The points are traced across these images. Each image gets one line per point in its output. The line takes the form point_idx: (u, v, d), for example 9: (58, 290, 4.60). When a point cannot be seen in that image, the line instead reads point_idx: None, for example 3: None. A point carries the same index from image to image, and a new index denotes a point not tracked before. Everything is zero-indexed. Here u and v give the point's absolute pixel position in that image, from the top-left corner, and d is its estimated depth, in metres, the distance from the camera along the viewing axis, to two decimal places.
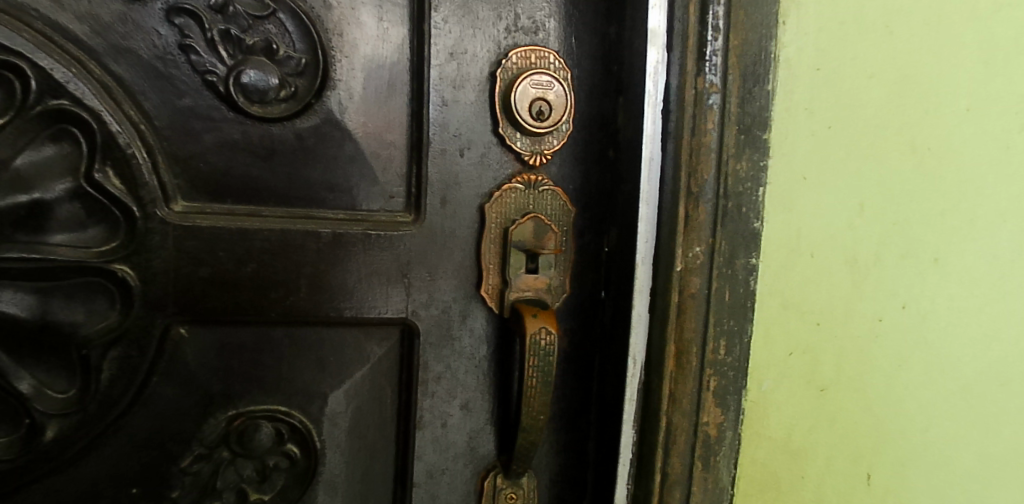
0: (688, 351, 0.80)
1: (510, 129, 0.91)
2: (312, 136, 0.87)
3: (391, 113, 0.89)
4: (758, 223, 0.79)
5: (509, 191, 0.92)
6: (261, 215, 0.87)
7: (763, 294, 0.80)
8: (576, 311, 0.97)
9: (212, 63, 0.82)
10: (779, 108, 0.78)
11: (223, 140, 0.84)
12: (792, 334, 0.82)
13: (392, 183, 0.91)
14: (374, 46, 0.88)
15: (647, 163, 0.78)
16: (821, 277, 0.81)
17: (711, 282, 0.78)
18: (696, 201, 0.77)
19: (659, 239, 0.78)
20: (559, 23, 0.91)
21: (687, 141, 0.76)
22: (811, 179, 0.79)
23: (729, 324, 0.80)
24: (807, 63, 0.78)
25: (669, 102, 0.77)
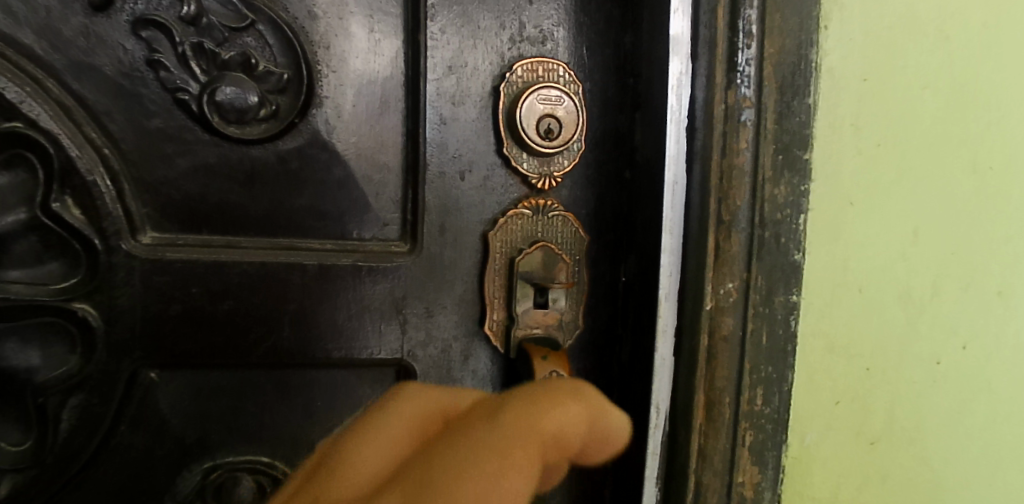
0: (719, 402, 0.68)
1: (515, 149, 0.82)
2: (296, 159, 0.79)
3: (384, 132, 0.81)
4: (799, 254, 0.67)
5: (515, 217, 0.82)
6: (238, 246, 0.78)
7: (806, 335, 0.68)
8: (591, 350, 0.86)
9: (184, 79, 0.74)
10: (822, 125, 0.66)
11: (197, 164, 0.76)
12: (839, 381, 0.70)
13: (385, 209, 0.82)
14: (365, 59, 0.79)
15: (669, 187, 0.66)
16: (870, 316, 0.69)
17: (746, 323, 0.67)
18: (728, 231, 0.65)
19: (686, 275, 0.67)
20: (569, 31, 0.83)
21: (718, 162, 0.65)
22: (860, 205, 0.68)
23: (766, 372, 0.68)
24: (853, 73, 0.66)
25: (695, 118, 0.65)
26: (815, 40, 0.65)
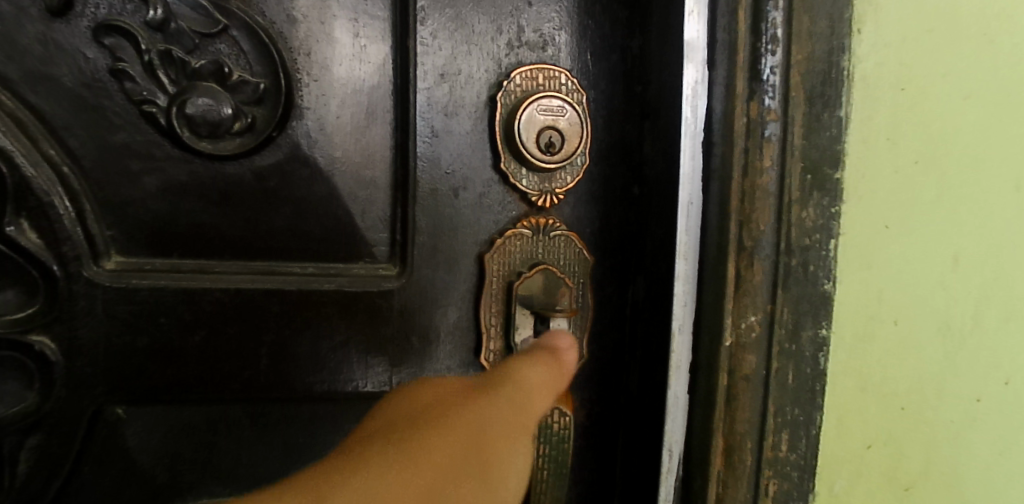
0: (740, 447, 0.61)
1: (513, 164, 0.75)
2: (275, 176, 0.72)
3: (371, 146, 0.74)
4: (829, 284, 0.60)
5: (514, 237, 0.76)
6: (212, 271, 0.72)
7: (836, 374, 0.62)
8: (597, 382, 0.79)
9: (151, 90, 0.68)
10: (854, 140, 0.59)
11: (166, 182, 0.70)
12: (870, 422, 0.63)
13: (373, 229, 0.75)
14: (350, 66, 0.73)
15: (683, 207, 0.60)
16: (906, 350, 0.63)
17: (770, 361, 0.60)
18: (750, 259, 0.59)
19: (702, 306, 0.61)
20: (572, 36, 0.76)
21: (739, 182, 0.58)
22: (896, 228, 0.61)
23: (792, 414, 0.61)
24: (887, 82, 0.60)
25: (712, 131, 0.59)
26: (846, 46, 0.59)
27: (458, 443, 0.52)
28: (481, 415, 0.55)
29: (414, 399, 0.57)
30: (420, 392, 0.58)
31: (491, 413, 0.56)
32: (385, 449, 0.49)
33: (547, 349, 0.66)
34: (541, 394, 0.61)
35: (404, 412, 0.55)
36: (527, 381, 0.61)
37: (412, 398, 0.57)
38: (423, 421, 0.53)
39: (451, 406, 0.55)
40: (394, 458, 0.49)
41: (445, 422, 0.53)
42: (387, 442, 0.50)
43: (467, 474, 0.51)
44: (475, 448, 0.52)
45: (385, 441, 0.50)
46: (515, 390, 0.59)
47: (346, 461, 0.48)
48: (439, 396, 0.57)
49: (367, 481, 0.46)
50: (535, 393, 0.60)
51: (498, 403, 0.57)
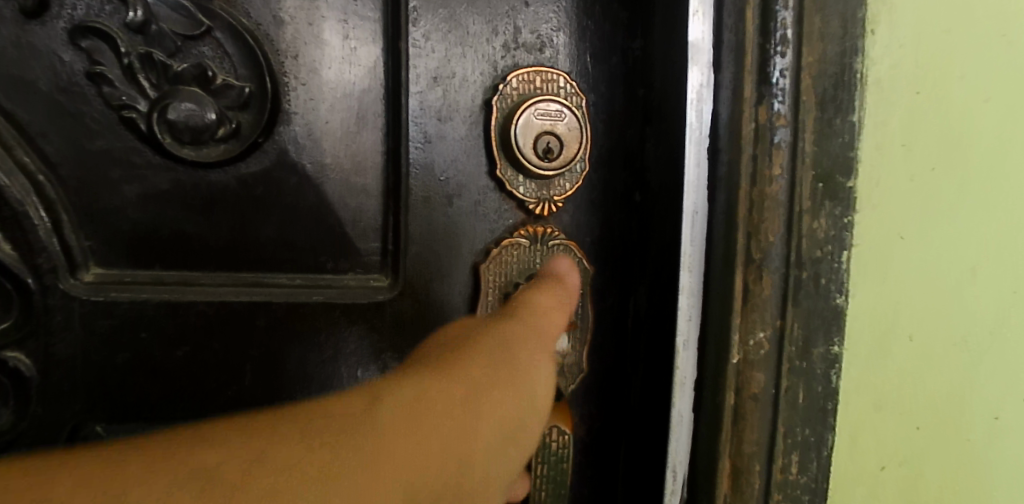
0: (748, 470, 0.58)
1: (509, 171, 0.72)
2: (261, 183, 0.69)
3: (361, 152, 0.71)
4: (842, 298, 0.57)
5: (510, 247, 0.72)
6: (194, 283, 0.68)
7: (848, 392, 0.59)
8: (597, 396, 0.76)
9: (131, 95, 0.65)
10: (867, 146, 0.56)
11: (147, 191, 0.67)
12: (884, 442, 0.60)
13: (364, 238, 0.72)
14: (339, 69, 0.70)
15: (688, 217, 0.58)
16: (921, 367, 0.60)
17: (779, 379, 0.57)
18: (758, 272, 0.56)
19: (707, 320, 0.58)
20: (570, 37, 0.73)
21: (746, 190, 0.56)
22: (911, 238, 0.58)
23: (802, 434, 0.58)
24: (902, 85, 0.57)
25: (718, 138, 0.57)
26: (859, 47, 0.56)
27: (486, 365, 0.59)
28: (510, 334, 0.62)
29: (452, 329, 0.64)
30: (455, 326, 0.65)
31: (518, 331, 0.63)
32: (417, 375, 0.54)
33: (551, 276, 0.70)
34: (552, 326, 0.66)
35: (445, 340, 0.62)
36: (545, 307, 0.66)
37: (446, 332, 0.64)
38: (462, 345, 0.60)
39: (478, 336, 0.62)
40: (426, 382, 0.54)
41: (484, 341, 0.61)
42: (421, 368, 0.56)
43: (489, 390, 0.57)
44: (507, 358, 0.60)
45: (422, 370, 0.56)
46: (534, 318, 0.65)
47: (383, 383, 0.52)
48: (476, 322, 0.65)
49: (400, 397, 0.51)
50: (553, 318, 0.66)
51: (524, 321, 0.64)
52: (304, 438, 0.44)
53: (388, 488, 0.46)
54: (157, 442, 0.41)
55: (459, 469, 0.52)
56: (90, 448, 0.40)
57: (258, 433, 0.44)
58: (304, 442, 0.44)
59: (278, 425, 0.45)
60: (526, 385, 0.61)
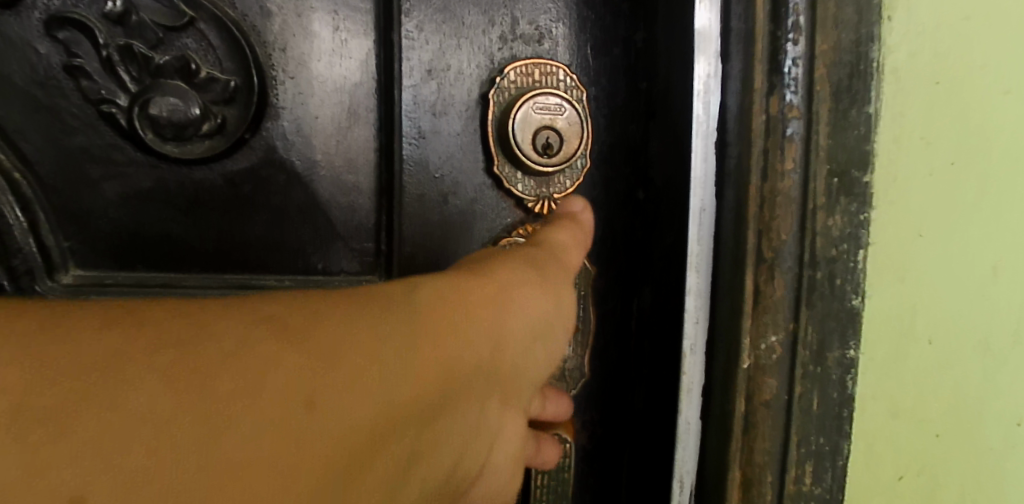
0: (760, 481, 0.55)
1: (507, 168, 0.69)
2: (248, 181, 0.66)
3: (353, 148, 0.68)
4: (858, 299, 0.54)
5: (509, 246, 0.70)
6: (178, 286, 0.65)
7: (864, 398, 0.56)
8: (600, 401, 0.73)
9: (110, 89, 0.62)
10: (885, 139, 0.54)
11: (129, 190, 0.64)
12: (903, 451, 0.57)
13: (356, 238, 0.69)
14: (329, 62, 0.67)
15: (695, 215, 0.55)
16: (941, 371, 0.57)
17: (793, 385, 0.54)
18: (770, 272, 0.53)
19: (715, 323, 0.55)
20: (570, 28, 0.70)
21: (757, 187, 0.53)
22: (931, 237, 0.55)
23: (817, 443, 0.55)
24: (920, 75, 0.54)
25: (727, 132, 0.54)
26: (876, 34, 0.53)
27: (511, 280, 0.59)
28: (534, 258, 0.63)
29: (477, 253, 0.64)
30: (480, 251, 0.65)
31: (540, 256, 0.63)
32: (445, 279, 0.54)
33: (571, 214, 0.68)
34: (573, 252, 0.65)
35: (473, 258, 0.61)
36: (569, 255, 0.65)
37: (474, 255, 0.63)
38: (487, 262, 0.60)
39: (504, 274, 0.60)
40: (455, 287, 0.54)
41: (506, 260, 0.61)
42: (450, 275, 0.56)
43: (512, 297, 0.58)
44: (530, 274, 0.61)
45: (448, 286, 0.54)
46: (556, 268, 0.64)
47: (414, 280, 0.52)
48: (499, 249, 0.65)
49: (430, 292, 0.51)
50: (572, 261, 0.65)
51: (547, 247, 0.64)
52: (344, 315, 0.45)
53: (428, 368, 0.47)
54: (201, 307, 0.41)
55: (487, 358, 0.54)
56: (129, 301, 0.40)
57: (299, 305, 0.44)
58: (344, 319, 0.44)
59: (317, 301, 0.45)
60: (543, 302, 0.61)
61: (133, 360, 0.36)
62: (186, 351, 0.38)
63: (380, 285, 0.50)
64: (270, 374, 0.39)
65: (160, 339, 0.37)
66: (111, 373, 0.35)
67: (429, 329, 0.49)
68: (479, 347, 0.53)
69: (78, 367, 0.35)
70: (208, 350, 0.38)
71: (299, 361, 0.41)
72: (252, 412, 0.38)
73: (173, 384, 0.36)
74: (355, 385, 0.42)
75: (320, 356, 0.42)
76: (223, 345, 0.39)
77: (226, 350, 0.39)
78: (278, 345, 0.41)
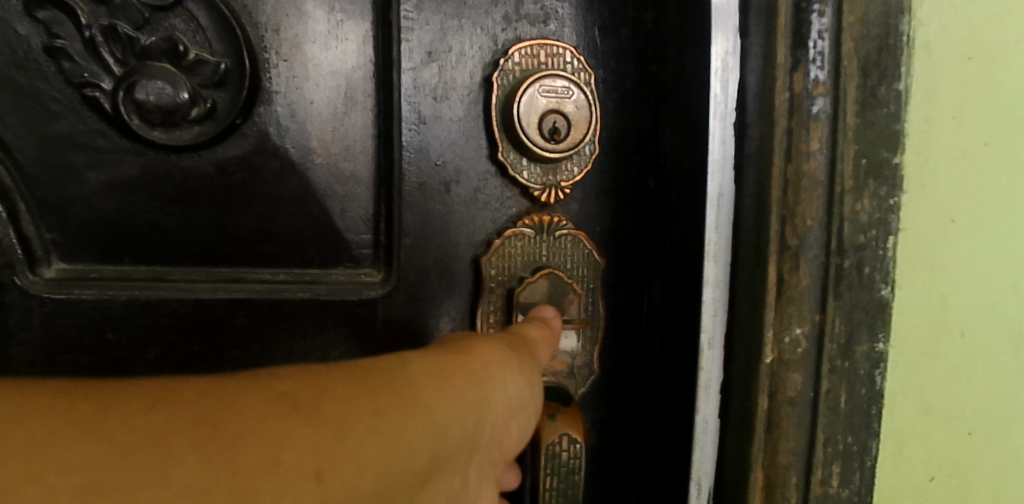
0: (784, 483, 0.52)
1: (513, 154, 0.65)
2: (240, 169, 0.63)
3: (350, 135, 0.65)
4: (886, 289, 0.51)
5: (514, 237, 0.66)
6: (167, 280, 0.62)
7: (893, 394, 0.53)
8: (611, 399, 0.70)
9: (94, 71, 0.59)
10: (915, 118, 0.50)
11: (114, 178, 0.61)
12: (934, 450, 0.54)
13: (354, 229, 0.66)
14: (325, 45, 0.64)
15: (713, 201, 0.52)
16: (974, 365, 0.54)
17: (818, 381, 0.51)
18: (794, 260, 0.50)
19: (735, 315, 0.52)
20: (577, 8, 0.67)
21: (780, 169, 0.50)
22: (965, 222, 0.52)
23: (844, 443, 0.52)
24: (951, 50, 0.51)
25: (746, 111, 0.51)
26: (904, 6, 0.50)
27: (491, 361, 0.54)
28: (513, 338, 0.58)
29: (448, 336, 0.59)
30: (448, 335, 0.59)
31: (519, 341, 0.58)
32: (429, 356, 0.51)
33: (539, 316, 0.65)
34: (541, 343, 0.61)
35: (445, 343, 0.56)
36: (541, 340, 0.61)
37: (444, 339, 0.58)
38: (467, 345, 0.55)
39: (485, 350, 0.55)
40: (445, 365, 0.50)
41: (488, 343, 0.56)
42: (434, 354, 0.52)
43: (498, 375, 0.54)
44: (510, 356, 0.56)
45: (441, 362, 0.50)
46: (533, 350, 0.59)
47: (396, 361, 0.48)
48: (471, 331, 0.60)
49: (419, 371, 0.48)
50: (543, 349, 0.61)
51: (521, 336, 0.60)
52: (347, 393, 0.41)
53: (426, 440, 0.44)
54: (210, 386, 0.37)
55: (472, 431, 0.50)
56: (133, 381, 0.36)
57: (309, 383, 0.40)
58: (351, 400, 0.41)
59: (320, 376, 0.42)
60: (528, 382, 0.57)
61: (157, 439, 0.32)
62: (206, 428, 0.34)
63: (367, 363, 0.46)
64: (291, 447, 0.35)
65: (179, 418, 0.34)
66: (142, 456, 0.31)
67: (425, 404, 0.45)
68: (465, 420, 0.49)
69: (101, 447, 0.31)
70: (223, 426, 0.34)
71: (320, 432, 0.37)
72: (281, 489, 0.34)
73: (201, 461, 0.32)
74: (371, 460, 0.39)
75: (336, 431, 0.38)
76: (241, 419, 0.35)
77: (247, 427, 0.35)
78: (294, 418, 0.37)
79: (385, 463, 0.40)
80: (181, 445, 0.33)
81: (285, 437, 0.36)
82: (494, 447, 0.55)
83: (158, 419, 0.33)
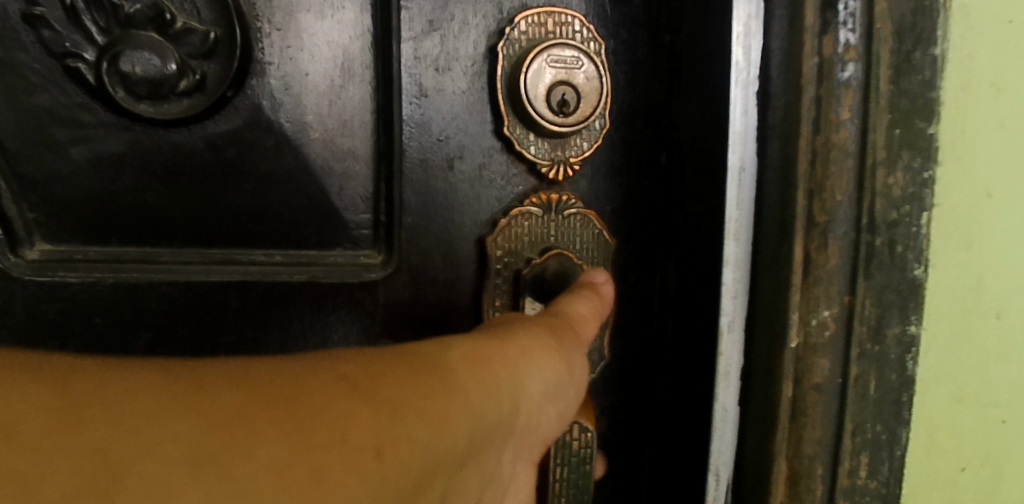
0: (809, 474, 0.49)
1: (519, 129, 0.62)
2: (232, 145, 0.60)
3: (348, 109, 0.62)
4: (920, 268, 0.48)
5: (521, 217, 0.63)
6: (157, 262, 0.59)
7: (925, 380, 0.50)
8: (622, 386, 0.67)
9: (76, 41, 0.55)
10: (952, 85, 0.47)
11: (99, 154, 0.57)
12: (967, 439, 0.51)
13: (353, 209, 0.63)
14: (320, 14, 0.60)
15: (734, 175, 0.49)
16: (1010, 349, 0.51)
17: (847, 366, 0.48)
18: (823, 238, 0.47)
19: (757, 297, 0.49)
20: None
21: (808, 140, 0.46)
22: (1002, 198, 0.49)
23: (872, 431, 0.49)
24: (991, 12, 0.47)
25: (771, 79, 0.47)
26: None
27: (532, 347, 0.51)
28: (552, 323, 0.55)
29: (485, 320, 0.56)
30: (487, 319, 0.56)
31: (560, 322, 0.55)
32: (468, 342, 0.47)
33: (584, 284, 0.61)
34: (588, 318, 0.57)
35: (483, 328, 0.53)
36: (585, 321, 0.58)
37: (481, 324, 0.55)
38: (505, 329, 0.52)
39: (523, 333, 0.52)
40: (482, 351, 0.47)
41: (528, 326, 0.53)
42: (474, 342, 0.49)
43: (537, 362, 0.51)
44: (550, 343, 0.53)
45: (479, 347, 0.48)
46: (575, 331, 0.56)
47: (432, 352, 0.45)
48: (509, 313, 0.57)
49: (456, 360, 0.45)
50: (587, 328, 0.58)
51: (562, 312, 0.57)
52: (383, 385, 0.39)
53: (459, 433, 0.42)
54: (240, 374, 0.36)
55: (507, 418, 0.48)
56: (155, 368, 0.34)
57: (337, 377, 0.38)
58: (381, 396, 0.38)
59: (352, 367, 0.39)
60: (565, 368, 0.54)
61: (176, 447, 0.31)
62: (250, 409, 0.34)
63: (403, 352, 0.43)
64: (316, 453, 0.34)
65: (217, 401, 0.33)
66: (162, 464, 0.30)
67: (461, 395, 0.43)
68: (501, 408, 0.47)
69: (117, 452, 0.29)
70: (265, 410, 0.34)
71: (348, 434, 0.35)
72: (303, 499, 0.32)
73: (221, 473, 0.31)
74: (400, 458, 0.37)
75: (365, 433, 0.36)
76: (277, 407, 0.34)
77: (270, 433, 0.33)
78: (340, 400, 0.36)
79: (420, 457, 0.38)
80: (229, 428, 0.32)
81: (327, 418, 0.35)
82: (528, 436, 0.53)
83: (191, 408, 0.32)
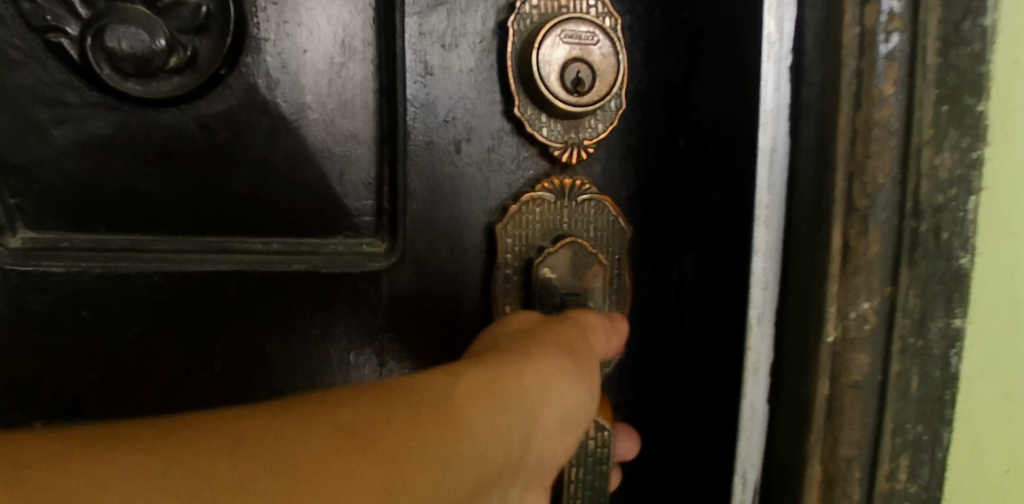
0: (847, 478, 0.46)
1: (530, 110, 0.58)
2: (226, 126, 0.56)
3: (348, 89, 0.58)
4: (966, 257, 0.45)
5: (532, 203, 0.59)
6: (148, 250, 0.55)
7: (970, 376, 0.47)
8: (638, 381, 0.63)
9: (58, 14, 0.51)
10: (1004, 58, 0.43)
11: (84, 135, 0.54)
12: (1013, 439, 0.48)
13: (354, 195, 0.59)
14: None
15: (765, 157, 0.46)
16: None
17: (888, 363, 0.45)
18: (863, 223, 0.43)
19: (788, 287, 0.46)
20: None
21: (849, 117, 0.43)
22: None
23: (913, 432, 0.46)
24: None
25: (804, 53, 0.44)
26: None
27: (531, 369, 0.50)
28: (569, 343, 0.53)
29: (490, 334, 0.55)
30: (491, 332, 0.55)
31: (573, 336, 0.54)
32: (473, 375, 0.47)
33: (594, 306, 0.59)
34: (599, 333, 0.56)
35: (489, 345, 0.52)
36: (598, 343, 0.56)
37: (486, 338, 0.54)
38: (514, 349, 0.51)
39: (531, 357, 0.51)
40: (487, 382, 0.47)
41: (536, 343, 0.52)
42: (483, 372, 0.48)
43: (547, 389, 0.51)
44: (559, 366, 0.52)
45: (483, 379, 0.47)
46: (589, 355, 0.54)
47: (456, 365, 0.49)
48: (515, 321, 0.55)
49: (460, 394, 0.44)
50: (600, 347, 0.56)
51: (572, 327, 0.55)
52: (384, 429, 0.39)
53: (460, 471, 0.42)
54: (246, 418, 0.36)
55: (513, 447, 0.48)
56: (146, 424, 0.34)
57: (342, 417, 0.38)
58: (384, 436, 0.39)
59: (355, 407, 0.40)
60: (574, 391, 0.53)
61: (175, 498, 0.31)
62: (265, 461, 0.34)
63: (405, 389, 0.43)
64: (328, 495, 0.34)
65: (215, 462, 0.33)
66: None
67: (462, 431, 0.43)
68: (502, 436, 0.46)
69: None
70: (274, 465, 0.34)
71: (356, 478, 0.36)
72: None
73: None
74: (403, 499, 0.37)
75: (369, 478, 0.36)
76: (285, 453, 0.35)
77: (272, 485, 0.33)
78: (344, 446, 0.37)
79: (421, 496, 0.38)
80: (230, 484, 0.32)
81: (332, 460, 0.36)
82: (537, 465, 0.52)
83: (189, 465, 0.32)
